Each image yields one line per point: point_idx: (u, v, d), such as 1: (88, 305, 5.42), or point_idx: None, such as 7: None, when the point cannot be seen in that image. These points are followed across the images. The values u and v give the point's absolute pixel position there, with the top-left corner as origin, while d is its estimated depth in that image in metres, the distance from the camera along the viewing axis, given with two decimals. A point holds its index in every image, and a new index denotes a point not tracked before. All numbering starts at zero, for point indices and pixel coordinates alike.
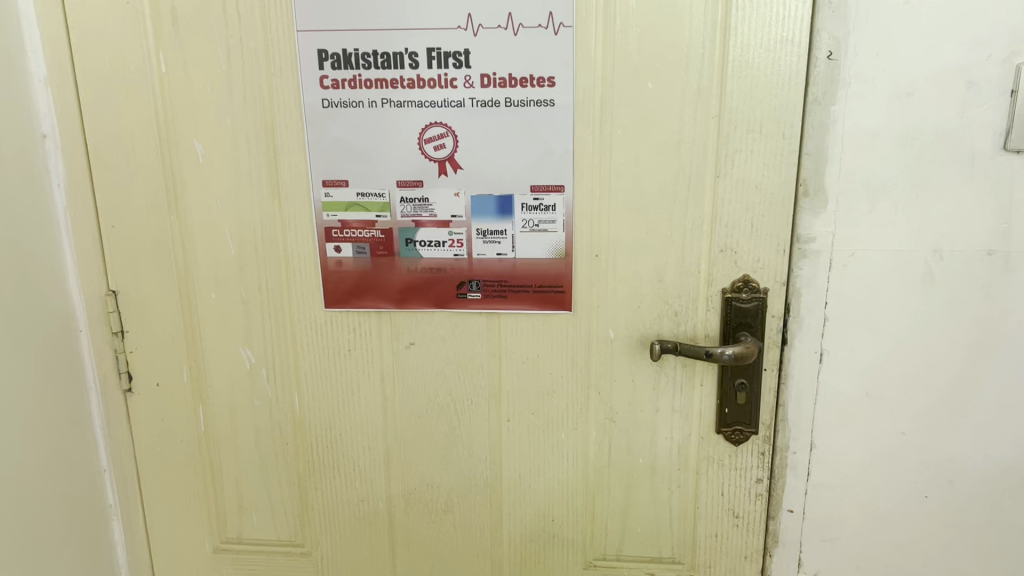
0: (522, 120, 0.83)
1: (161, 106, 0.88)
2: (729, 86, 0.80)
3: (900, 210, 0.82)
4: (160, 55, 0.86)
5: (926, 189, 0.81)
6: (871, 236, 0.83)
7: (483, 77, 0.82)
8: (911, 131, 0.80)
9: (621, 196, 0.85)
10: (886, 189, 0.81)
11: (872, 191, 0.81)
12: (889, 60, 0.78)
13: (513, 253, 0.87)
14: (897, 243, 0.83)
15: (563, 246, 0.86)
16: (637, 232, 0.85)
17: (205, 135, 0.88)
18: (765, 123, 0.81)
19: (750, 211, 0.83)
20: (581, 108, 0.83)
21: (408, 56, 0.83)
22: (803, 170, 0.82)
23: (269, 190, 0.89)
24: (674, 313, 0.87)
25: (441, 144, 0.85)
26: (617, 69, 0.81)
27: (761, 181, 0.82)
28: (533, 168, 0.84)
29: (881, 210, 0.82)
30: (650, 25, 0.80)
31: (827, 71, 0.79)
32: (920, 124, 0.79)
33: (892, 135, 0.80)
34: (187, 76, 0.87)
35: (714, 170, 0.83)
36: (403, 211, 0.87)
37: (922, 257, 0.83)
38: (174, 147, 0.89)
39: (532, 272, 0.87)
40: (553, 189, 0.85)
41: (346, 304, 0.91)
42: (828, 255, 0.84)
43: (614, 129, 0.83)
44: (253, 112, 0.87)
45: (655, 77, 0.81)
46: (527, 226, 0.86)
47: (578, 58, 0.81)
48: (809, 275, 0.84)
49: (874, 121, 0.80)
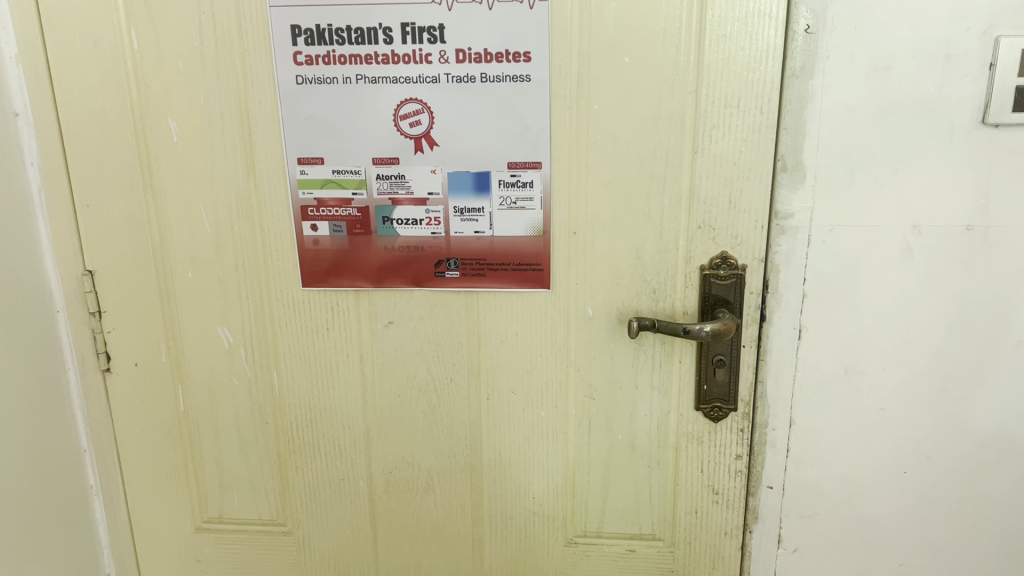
0: (498, 96, 0.82)
1: (133, 83, 0.87)
2: (705, 60, 0.80)
3: (878, 186, 0.82)
4: (131, 31, 0.85)
5: (904, 164, 0.81)
6: (849, 212, 0.82)
7: (459, 52, 0.82)
8: (889, 106, 0.79)
9: (598, 173, 0.84)
10: (864, 164, 0.81)
11: (850, 166, 0.81)
12: (867, 33, 0.77)
13: (490, 230, 0.86)
14: (876, 219, 0.82)
15: (541, 224, 0.86)
16: (614, 208, 0.85)
17: (179, 112, 0.87)
18: (743, 98, 0.80)
19: (728, 187, 0.83)
20: (558, 83, 0.82)
21: (383, 31, 0.82)
22: (781, 145, 0.81)
23: (243, 168, 0.88)
24: (653, 290, 0.87)
25: (417, 121, 0.84)
26: (593, 43, 0.80)
27: (739, 156, 0.82)
28: (510, 144, 0.84)
29: (859, 185, 0.82)
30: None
31: (804, 44, 0.78)
32: (898, 98, 0.79)
33: (870, 110, 0.79)
34: (159, 52, 0.85)
35: (692, 146, 0.82)
36: (379, 188, 0.87)
37: (899, 232, 0.83)
38: (148, 125, 0.88)
39: (510, 250, 0.87)
40: (530, 166, 0.84)
41: (324, 283, 0.90)
42: (806, 231, 0.83)
43: (591, 104, 0.82)
44: (227, 89, 0.86)
45: (632, 50, 0.80)
46: (505, 203, 0.85)
47: (554, 32, 0.80)
48: (787, 251, 0.84)
49: (852, 95, 0.79)
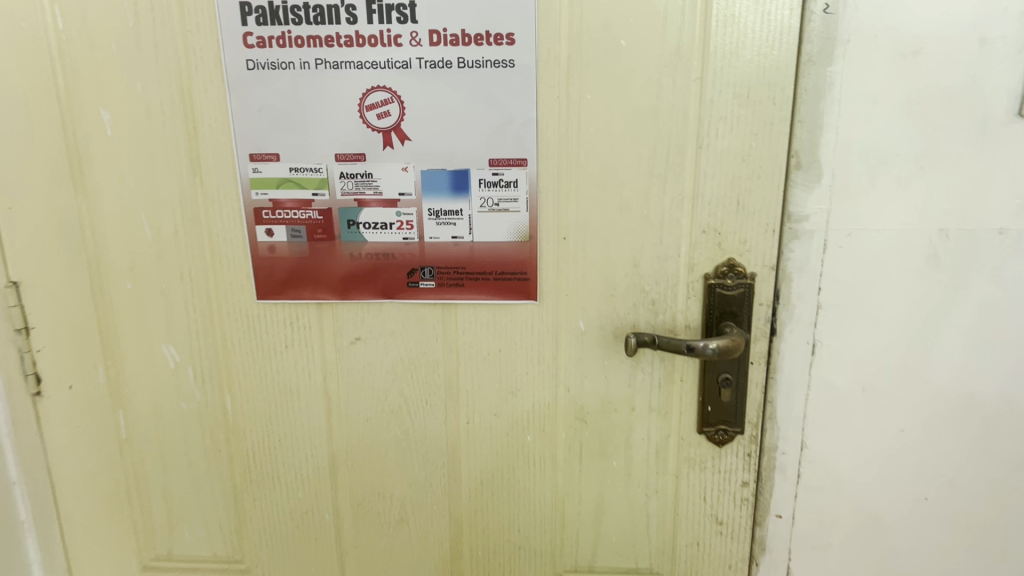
0: (478, 84, 0.73)
1: (60, 68, 0.76)
2: (711, 43, 0.70)
3: (903, 186, 0.73)
4: (55, 8, 0.74)
5: (931, 161, 0.72)
6: (871, 214, 0.74)
7: (432, 33, 0.72)
8: (915, 95, 0.71)
9: (591, 171, 0.75)
10: (887, 160, 0.72)
11: (871, 163, 0.73)
12: (893, 13, 0.69)
13: (470, 235, 0.77)
14: (900, 222, 0.74)
15: (526, 228, 0.77)
16: (609, 210, 0.76)
17: (113, 101, 0.76)
18: (753, 87, 0.71)
19: (736, 187, 0.74)
20: (545, 69, 0.72)
21: (345, 9, 0.71)
22: (795, 140, 0.73)
23: (188, 165, 0.77)
24: (651, 301, 0.78)
25: (385, 112, 0.74)
26: (585, 24, 0.71)
27: (749, 152, 0.73)
28: (491, 138, 0.74)
29: (882, 184, 0.73)
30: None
31: (822, 26, 0.69)
32: (926, 87, 0.70)
33: (894, 101, 0.71)
34: (88, 32, 0.75)
35: (696, 140, 0.73)
36: (343, 188, 0.76)
37: (925, 237, 0.74)
38: (77, 116, 0.77)
39: (492, 257, 0.78)
40: (514, 163, 0.75)
41: (282, 295, 0.80)
42: (822, 236, 0.75)
43: (583, 93, 0.73)
44: (168, 75, 0.75)
45: (628, 32, 0.71)
46: (486, 205, 0.76)
47: (540, 12, 0.71)
48: (801, 257, 0.76)
49: (875, 84, 0.70)
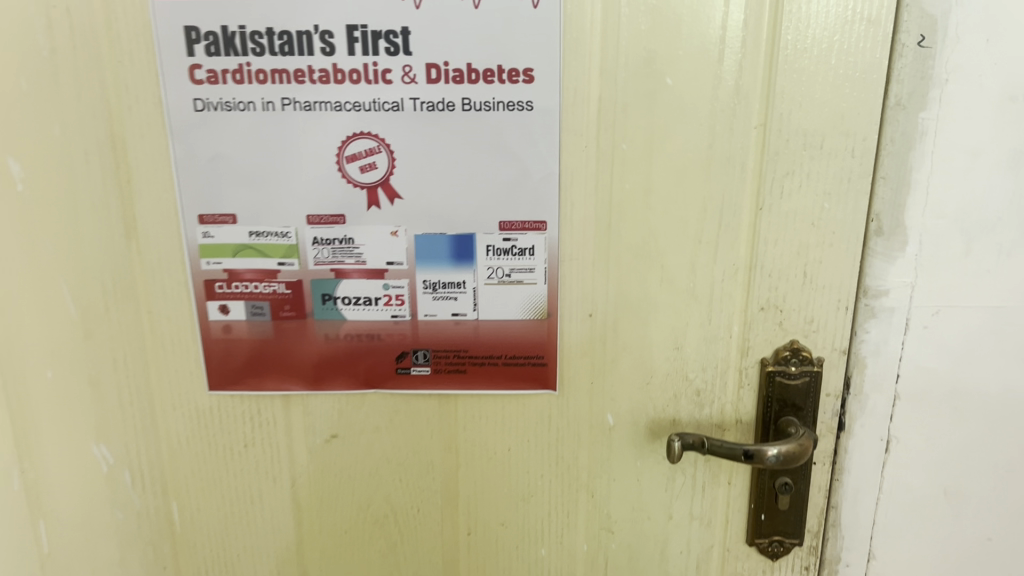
0: (487, 130, 0.58)
1: None
2: (778, 83, 0.57)
3: (1005, 256, 0.60)
4: None
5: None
6: (964, 290, 0.61)
7: (430, 68, 0.57)
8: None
9: (625, 235, 0.61)
10: (986, 226, 0.59)
11: (967, 229, 0.59)
12: (1005, 48, 0.55)
13: (474, 313, 0.63)
14: (999, 298, 0.61)
15: (544, 304, 0.62)
16: (645, 283, 0.62)
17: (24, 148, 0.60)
18: (828, 136, 0.58)
19: (802, 256, 0.61)
20: (571, 113, 0.58)
21: (319, 37, 0.57)
22: (876, 200, 0.59)
23: (120, 227, 0.62)
24: (696, 391, 0.64)
25: (370, 164, 0.59)
26: (622, 57, 0.57)
27: (819, 214, 0.59)
28: (503, 196, 0.60)
29: (979, 254, 0.60)
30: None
31: (914, 62, 0.56)
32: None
33: (998, 154, 0.58)
34: None
35: (754, 200, 0.60)
36: (317, 256, 0.61)
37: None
38: None
39: (502, 339, 0.63)
40: (531, 227, 0.61)
41: (240, 385, 0.65)
42: (904, 315, 0.61)
43: (617, 142, 0.59)
44: (93, 116, 0.59)
45: (675, 68, 0.57)
46: (495, 276, 0.62)
47: (566, 42, 0.57)
48: (878, 340, 0.62)
49: (976, 134, 0.57)
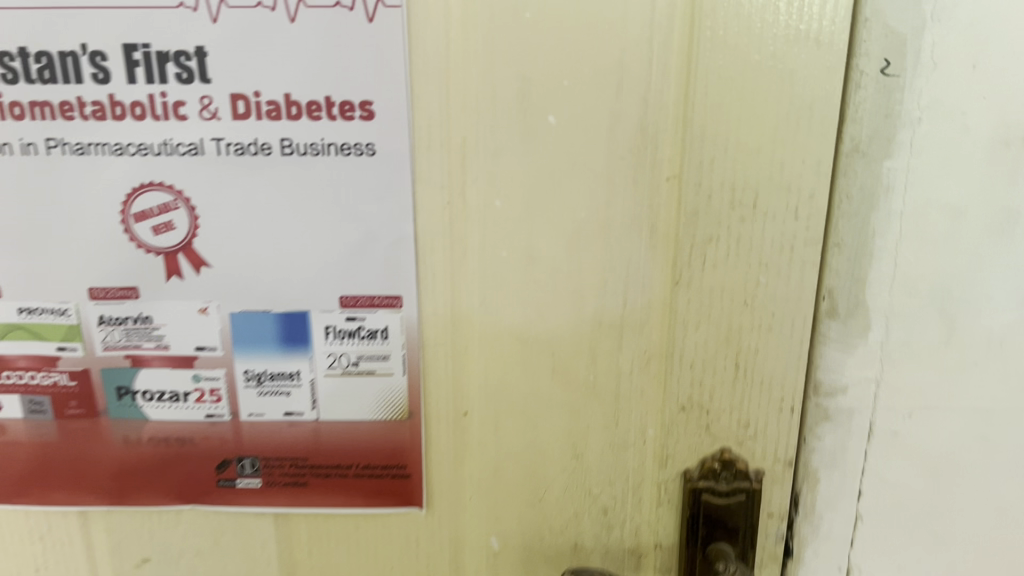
0: (315, 180, 0.44)
1: None
2: (695, 122, 0.43)
3: (996, 344, 0.46)
4: None
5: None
6: (944, 387, 0.47)
7: (235, 99, 0.43)
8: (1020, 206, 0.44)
9: (502, 316, 0.47)
10: (971, 306, 0.45)
11: (947, 310, 0.45)
12: (995, 78, 0.41)
13: (313, 411, 0.48)
14: (987, 397, 0.47)
15: (403, 401, 0.48)
16: (531, 376, 0.48)
17: None
18: (762, 192, 0.44)
19: (732, 342, 0.47)
20: (425, 158, 0.44)
21: (86, 58, 0.43)
22: (828, 274, 0.45)
23: None
24: (602, 509, 0.50)
25: (167, 223, 0.45)
26: (489, 87, 0.43)
27: (753, 291, 0.46)
28: (342, 265, 0.46)
29: (962, 342, 0.46)
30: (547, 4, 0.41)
31: (876, 95, 0.42)
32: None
33: (988, 215, 0.44)
34: None
35: (670, 271, 0.46)
36: (106, 340, 0.48)
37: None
38: None
39: (350, 445, 0.49)
40: (381, 303, 0.46)
41: (23, 497, 0.51)
42: (865, 417, 0.47)
43: (488, 197, 0.45)
44: None
45: (559, 102, 0.43)
46: (338, 366, 0.48)
47: (413, 67, 0.43)
48: (833, 448, 0.48)
49: (958, 188, 0.43)
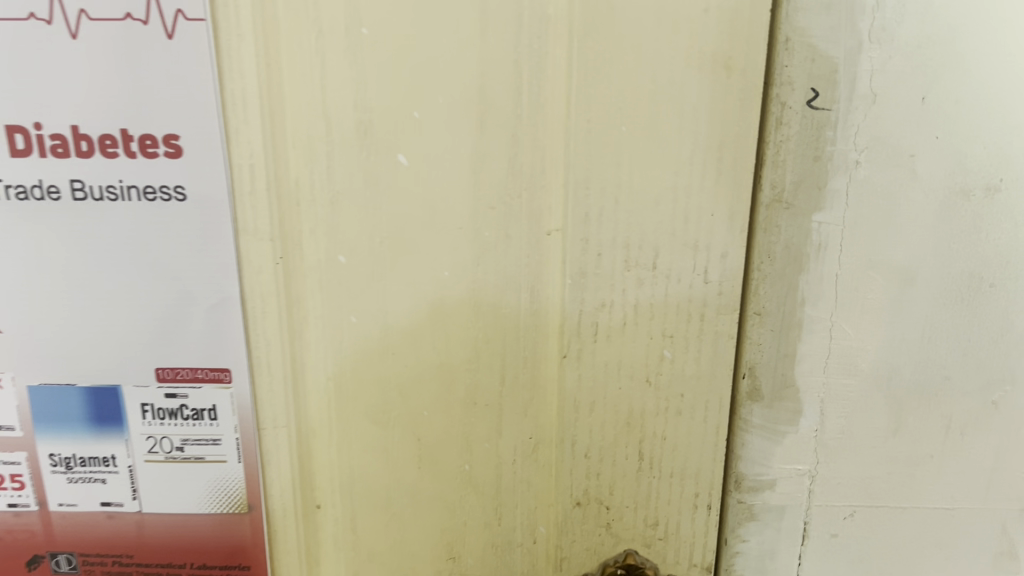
0: (116, 231, 0.36)
1: None
2: (576, 165, 0.34)
3: (955, 434, 0.38)
4: None
5: (1006, 388, 0.38)
6: (891, 481, 0.39)
7: (13, 132, 0.35)
8: (981, 269, 0.36)
9: (350, 396, 0.38)
10: (925, 388, 0.37)
11: (894, 393, 0.38)
12: (947, 121, 0.34)
13: (135, 502, 0.41)
14: (944, 493, 0.39)
15: (239, 494, 0.40)
16: (391, 468, 0.38)
17: None
18: (665, 250, 0.35)
19: (633, 427, 0.38)
20: (249, 205, 0.36)
21: None
22: (749, 350, 0.37)
23: None
24: None
25: None
26: (320, 117, 0.34)
27: (657, 367, 0.37)
28: (156, 332, 0.38)
29: (914, 431, 0.38)
30: (383, 15, 0.32)
31: (802, 134, 0.34)
32: (1003, 253, 0.36)
33: (943, 279, 0.36)
34: None
35: (556, 342, 0.37)
36: None
37: (992, 519, 0.40)
38: None
39: (181, 541, 0.41)
40: (206, 378, 0.38)
41: None
42: (798, 515, 0.40)
43: (327, 251, 0.36)
44: None
45: (405, 137, 0.34)
46: (160, 450, 0.40)
47: (226, 93, 0.34)
48: (761, 551, 0.41)
49: (904, 248, 0.35)
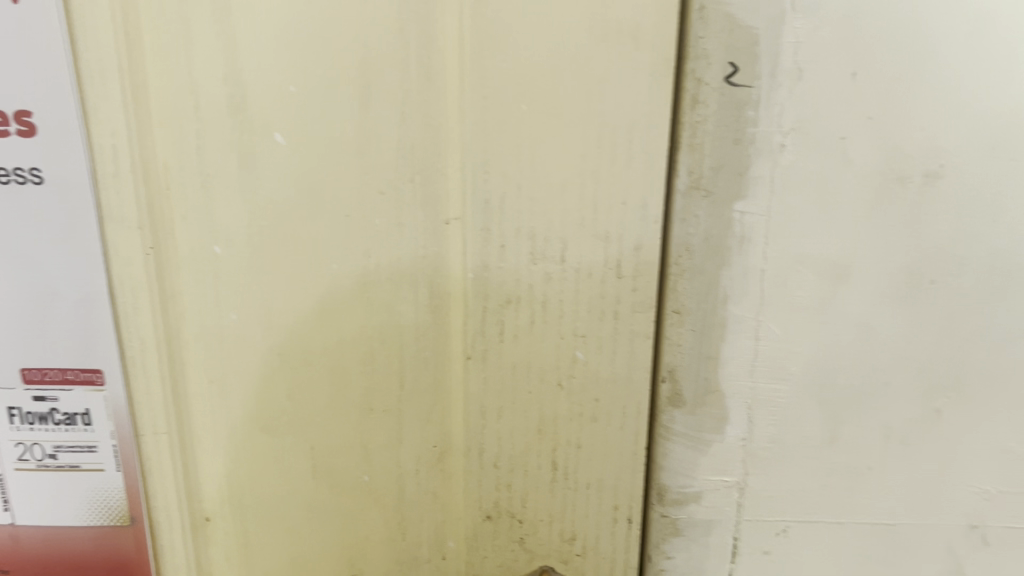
0: None
1: None
2: (475, 148, 0.30)
3: (894, 443, 0.35)
4: None
5: (951, 395, 0.34)
6: (827, 493, 0.36)
7: None
8: (920, 265, 0.33)
9: (233, 399, 0.33)
10: (862, 394, 0.34)
11: (825, 395, 0.34)
12: (877, 98, 0.30)
13: (7, 513, 0.36)
14: (885, 506, 0.36)
15: (122, 505, 0.36)
16: (280, 480, 0.34)
17: None
18: (573, 242, 0.31)
19: (545, 434, 0.34)
20: (114, 189, 0.31)
21: None
22: (667, 349, 0.34)
23: None
24: None
25: None
26: (186, 93, 0.30)
27: (569, 369, 0.33)
28: (18, 332, 0.33)
29: (850, 439, 0.35)
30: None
31: (720, 114, 0.30)
32: (942, 246, 0.32)
33: (878, 277, 0.33)
34: None
35: (460, 342, 0.33)
36: None
37: (939, 534, 0.36)
38: None
39: (63, 554, 0.37)
40: (78, 378, 0.34)
41: None
42: (728, 528, 0.36)
43: (202, 240, 0.32)
44: None
45: (286, 115, 0.30)
46: (30, 458, 0.35)
47: (81, 64, 0.30)
48: (690, 566, 0.37)
49: (831, 238, 0.32)
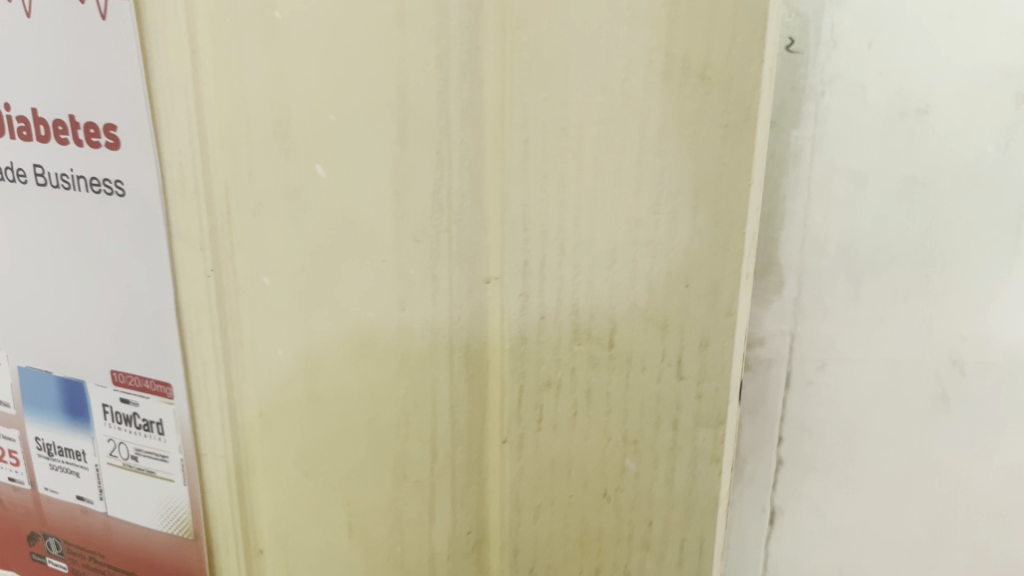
0: (68, 223, 0.33)
1: None
2: (518, 206, 0.24)
3: (909, 303, 0.34)
4: None
5: (947, 268, 0.33)
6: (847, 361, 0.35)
7: None
8: (926, 163, 0.32)
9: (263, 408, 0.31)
10: (877, 271, 0.34)
11: (856, 275, 0.34)
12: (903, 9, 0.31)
13: (101, 502, 0.38)
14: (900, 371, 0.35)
15: (187, 517, 0.36)
16: (317, 530, 0.31)
17: None
18: (624, 324, 0.25)
19: (589, 551, 0.27)
20: (182, 207, 0.32)
21: None
22: None
23: None
24: None
25: None
26: (236, 115, 0.28)
27: (618, 478, 0.26)
28: (105, 335, 0.35)
29: (873, 304, 0.34)
30: (298, 1, 0.25)
31: (777, 67, 0.32)
32: (950, 149, 0.32)
33: (886, 184, 0.33)
34: None
35: (498, 420, 0.27)
36: None
37: (928, 375, 0.35)
38: None
39: (137, 555, 0.39)
40: (152, 388, 0.35)
41: None
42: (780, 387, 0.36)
43: (253, 271, 0.30)
44: None
45: (324, 144, 0.26)
46: (118, 455, 0.37)
47: (154, 82, 0.30)
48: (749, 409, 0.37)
49: (864, 144, 0.32)
